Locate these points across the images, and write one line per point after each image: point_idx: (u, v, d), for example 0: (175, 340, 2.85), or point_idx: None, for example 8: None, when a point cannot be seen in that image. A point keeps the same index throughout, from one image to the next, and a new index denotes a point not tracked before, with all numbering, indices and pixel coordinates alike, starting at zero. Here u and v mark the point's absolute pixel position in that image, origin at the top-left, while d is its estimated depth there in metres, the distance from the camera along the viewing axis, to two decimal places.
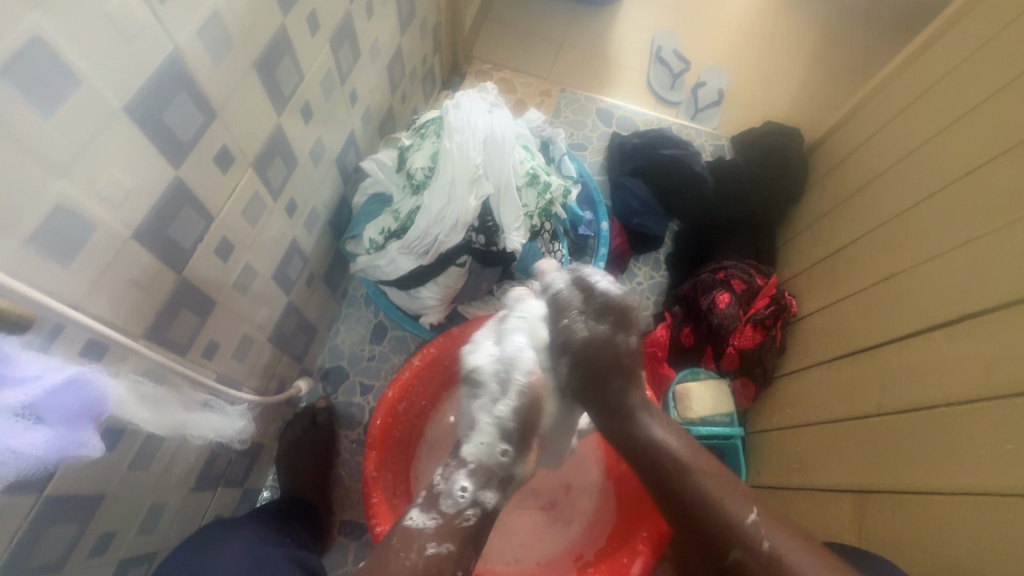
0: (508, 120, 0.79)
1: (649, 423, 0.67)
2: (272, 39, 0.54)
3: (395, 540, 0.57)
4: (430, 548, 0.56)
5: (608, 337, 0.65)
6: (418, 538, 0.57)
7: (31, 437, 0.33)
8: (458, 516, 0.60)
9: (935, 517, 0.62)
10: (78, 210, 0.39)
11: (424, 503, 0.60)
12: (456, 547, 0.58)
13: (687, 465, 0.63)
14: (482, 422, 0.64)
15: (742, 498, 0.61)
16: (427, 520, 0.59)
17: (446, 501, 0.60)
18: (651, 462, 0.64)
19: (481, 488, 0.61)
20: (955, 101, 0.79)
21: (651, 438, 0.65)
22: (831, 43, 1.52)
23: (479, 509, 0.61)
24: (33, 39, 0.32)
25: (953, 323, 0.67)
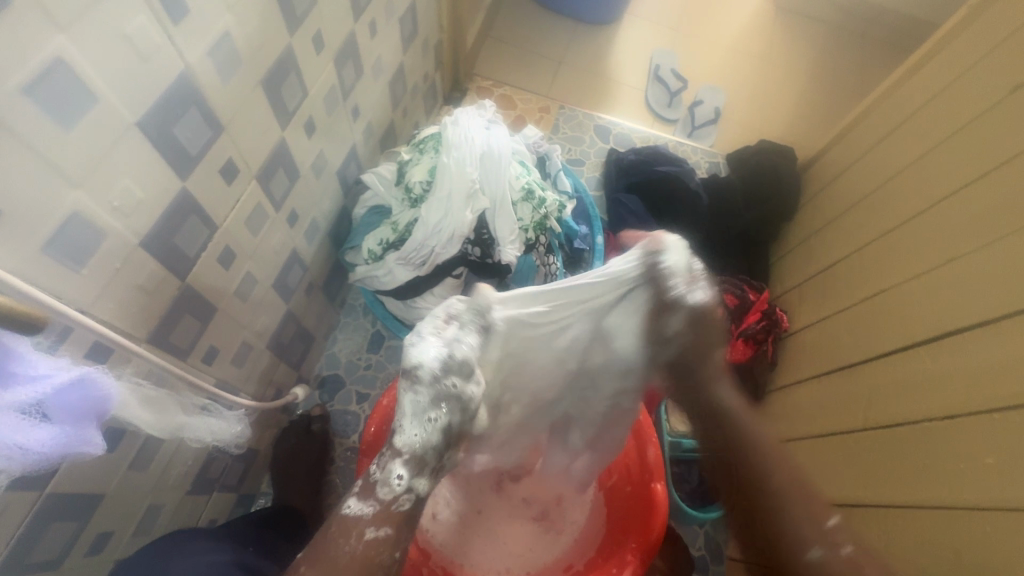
0: (506, 137, 0.81)
1: (721, 385, 0.58)
2: (278, 58, 0.56)
3: (331, 529, 0.47)
4: (370, 534, 0.47)
5: (668, 333, 0.59)
6: (354, 525, 0.47)
7: (38, 435, 0.34)
8: (395, 501, 0.48)
9: (952, 522, 0.59)
10: (90, 219, 0.41)
11: (360, 490, 0.49)
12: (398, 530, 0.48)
13: (766, 450, 0.54)
14: (413, 408, 0.49)
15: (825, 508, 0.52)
16: (364, 507, 0.48)
17: (383, 489, 0.48)
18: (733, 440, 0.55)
19: (417, 476, 0.50)
20: (941, 124, 0.81)
21: (719, 402, 0.57)
22: (824, 65, 1.55)
23: (415, 497, 0.49)
24: (58, 60, 0.34)
25: (936, 339, 0.69)
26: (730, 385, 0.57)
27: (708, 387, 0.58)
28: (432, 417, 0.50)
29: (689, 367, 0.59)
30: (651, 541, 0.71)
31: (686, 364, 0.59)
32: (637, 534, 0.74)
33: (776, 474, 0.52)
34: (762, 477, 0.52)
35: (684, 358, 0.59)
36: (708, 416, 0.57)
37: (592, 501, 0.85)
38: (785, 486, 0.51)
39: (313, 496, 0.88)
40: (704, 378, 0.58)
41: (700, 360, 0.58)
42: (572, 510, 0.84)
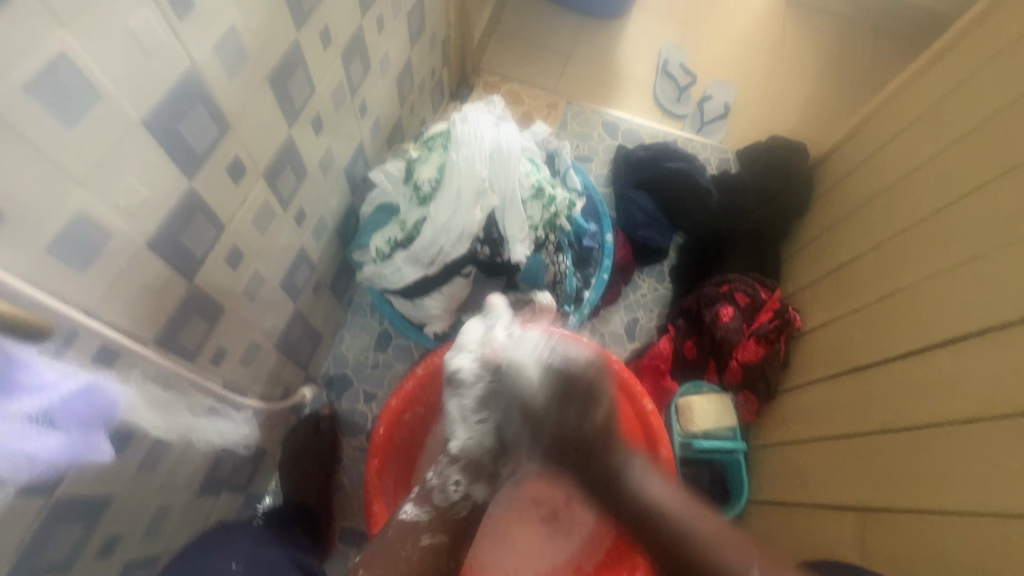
0: (515, 134, 0.80)
1: (632, 466, 0.66)
2: (285, 54, 0.55)
3: (391, 535, 0.61)
4: (425, 540, 0.61)
5: (571, 416, 0.68)
6: (414, 530, 0.62)
7: (45, 442, 0.34)
8: (451, 508, 0.65)
9: (931, 543, 0.62)
10: (96, 219, 0.40)
11: (418, 497, 0.65)
12: (449, 537, 0.63)
13: (663, 505, 0.63)
14: (465, 420, 0.68)
15: (716, 524, 0.60)
16: (421, 512, 0.64)
17: (438, 495, 0.65)
18: (643, 513, 0.63)
19: (471, 483, 0.66)
20: (959, 119, 0.80)
21: (638, 494, 0.64)
22: (836, 59, 1.53)
23: (470, 502, 0.66)
24: (61, 56, 0.33)
25: (956, 340, 0.67)
26: (657, 480, 0.65)
27: (601, 469, 0.66)
28: (476, 418, 0.68)
29: (591, 397, 0.68)
30: None
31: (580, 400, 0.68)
32: None
33: (688, 541, 0.59)
34: (702, 555, 0.58)
35: (576, 446, 0.67)
36: (594, 480, 0.67)
37: None
38: (702, 548, 0.58)
39: (321, 495, 0.87)
40: (613, 474, 0.66)
41: (593, 447, 0.67)
42: (581, 511, 0.83)
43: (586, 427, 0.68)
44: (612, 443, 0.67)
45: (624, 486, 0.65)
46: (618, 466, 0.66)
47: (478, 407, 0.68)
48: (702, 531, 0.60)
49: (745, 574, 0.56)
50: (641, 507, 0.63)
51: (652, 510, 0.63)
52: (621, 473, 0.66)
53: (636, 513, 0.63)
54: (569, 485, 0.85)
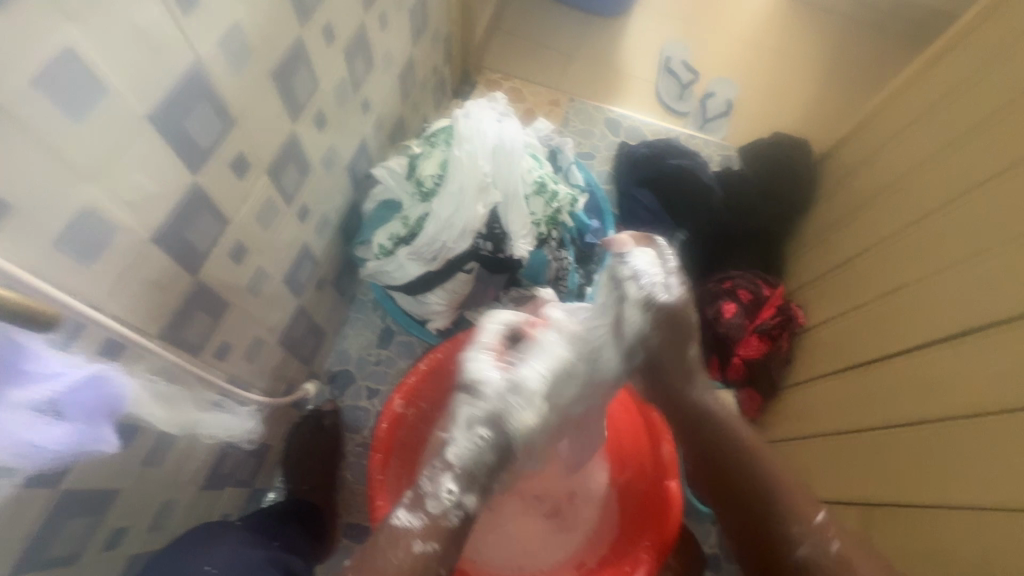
0: (518, 130, 0.80)
1: (697, 397, 0.73)
2: (289, 50, 0.55)
3: (383, 539, 0.60)
4: (417, 547, 0.60)
5: (665, 358, 0.72)
6: (406, 537, 0.60)
7: (52, 432, 0.35)
8: (444, 515, 0.62)
9: (940, 540, 0.62)
10: (102, 214, 0.40)
11: (411, 502, 0.63)
12: (441, 546, 0.61)
13: (761, 448, 0.70)
14: (471, 427, 0.64)
15: (780, 465, 0.69)
16: (414, 519, 0.61)
17: (432, 502, 0.62)
18: (738, 457, 0.69)
19: (465, 493, 0.63)
20: (963, 114, 0.79)
21: (739, 439, 0.70)
22: (838, 55, 1.52)
23: (462, 512, 0.63)
24: (68, 52, 0.33)
25: (960, 336, 0.67)
26: (713, 397, 0.74)
27: (690, 399, 0.73)
28: (477, 431, 0.63)
29: (684, 337, 0.71)
30: (666, 538, 0.71)
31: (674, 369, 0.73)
32: (652, 531, 0.73)
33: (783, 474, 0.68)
34: (763, 484, 0.67)
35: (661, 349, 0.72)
36: (667, 392, 0.74)
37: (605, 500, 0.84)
38: (789, 500, 0.65)
39: (325, 494, 0.87)
40: (680, 380, 0.74)
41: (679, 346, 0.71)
42: (584, 509, 0.84)
43: (688, 355, 0.72)
44: (677, 364, 0.73)
45: (693, 401, 0.73)
46: (691, 370, 0.73)
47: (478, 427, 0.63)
48: (773, 469, 0.68)
49: (816, 525, 0.63)
50: (710, 425, 0.72)
51: (719, 441, 0.70)
52: (681, 383, 0.74)
53: (706, 438, 0.71)
54: (574, 483, 0.84)
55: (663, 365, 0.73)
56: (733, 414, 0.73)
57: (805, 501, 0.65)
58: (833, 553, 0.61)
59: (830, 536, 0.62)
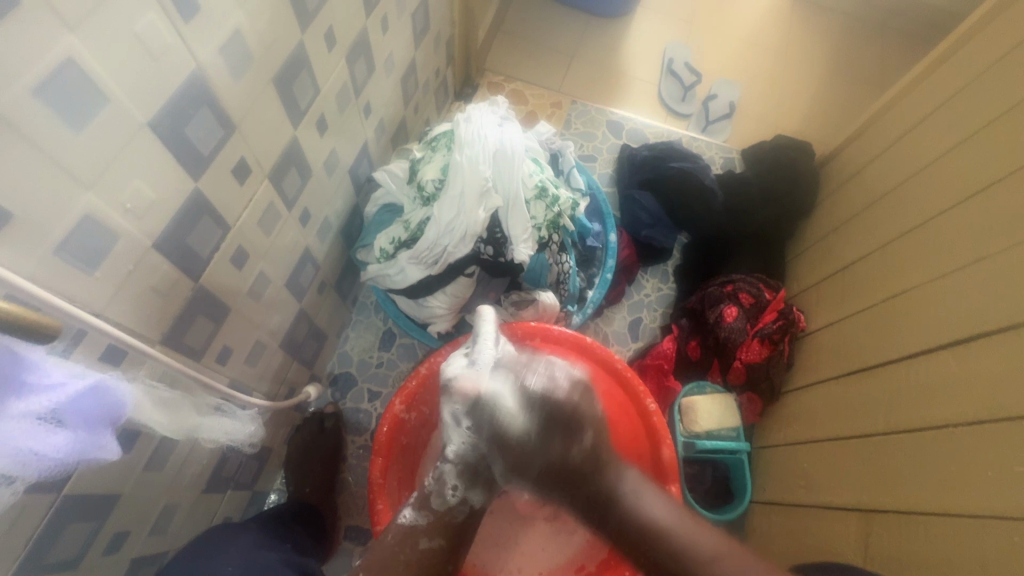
0: (518, 134, 0.80)
1: (626, 477, 0.65)
2: (290, 55, 0.56)
3: (389, 535, 0.63)
4: (423, 544, 0.62)
5: (556, 446, 0.65)
6: (412, 534, 0.62)
7: (53, 441, 0.34)
8: (448, 512, 0.64)
9: (939, 539, 0.61)
10: (102, 220, 0.40)
11: (416, 501, 0.64)
12: (446, 541, 0.63)
13: (665, 526, 0.61)
14: (459, 424, 0.64)
15: (716, 535, 0.60)
16: (419, 517, 0.64)
17: (436, 501, 0.64)
18: (637, 532, 0.61)
19: (470, 489, 0.65)
20: (967, 119, 0.79)
21: (637, 514, 0.62)
22: (842, 56, 1.52)
23: (468, 507, 0.65)
24: (67, 60, 0.33)
25: (964, 342, 0.67)
26: (655, 495, 0.64)
27: (603, 495, 0.63)
28: (463, 426, 0.64)
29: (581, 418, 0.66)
30: None
31: (566, 430, 0.65)
32: None
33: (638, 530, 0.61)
34: (679, 552, 0.59)
35: (572, 476, 0.64)
36: (573, 484, 0.65)
37: None
38: (709, 558, 0.58)
39: (325, 494, 0.88)
40: (608, 494, 0.64)
41: (587, 474, 0.64)
42: None
43: (574, 456, 0.65)
44: (606, 467, 0.65)
45: (619, 509, 0.63)
46: (620, 491, 0.64)
47: (475, 431, 0.64)
48: (702, 544, 0.59)
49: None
50: (639, 528, 0.61)
51: (649, 530, 0.61)
52: (612, 497, 0.63)
53: (635, 537, 0.61)
54: None
55: (581, 471, 0.64)
56: (676, 511, 0.62)
57: (736, 559, 0.58)
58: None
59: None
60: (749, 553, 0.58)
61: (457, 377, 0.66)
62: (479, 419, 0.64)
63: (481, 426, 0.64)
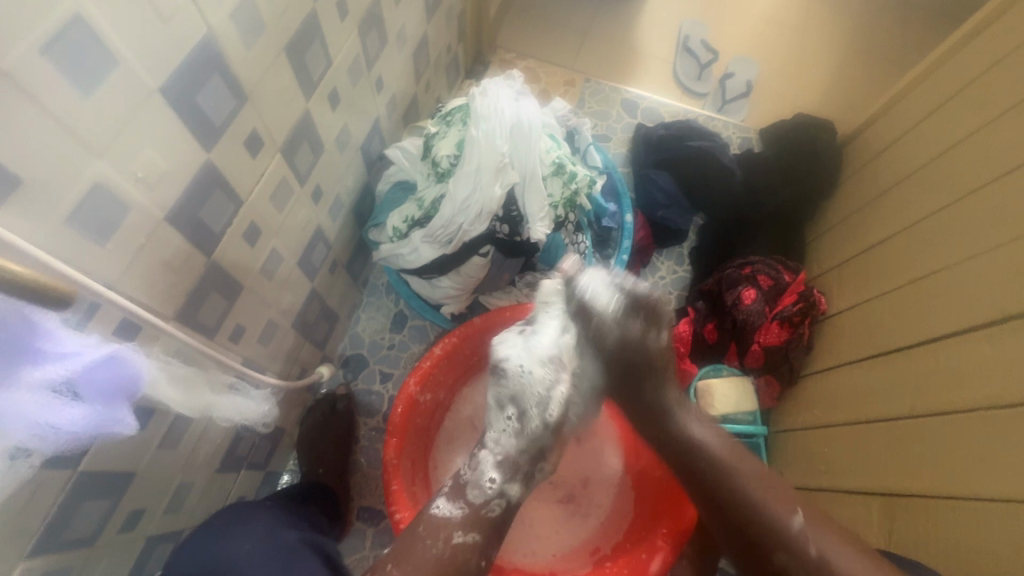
0: (535, 108, 0.77)
1: (674, 395, 0.68)
2: (302, 23, 0.53)
3: (421, 528, 0.59)
4: (457, 537, 0.59)
5: (634, 328, 0.67)
6: (446, 527, 0.59)
7: (70, 413, 0.34)
8: (485, 505, 0.62)
9: (971, 526, 0.60)
10: (114, 190, 0.39)
11: (452, 492, 0.63)
12: (482, 536, 0.60)
13: (708, 447, 0.63)
14: (502, 413, 0.66)
15: (760, 465, 0.62)
16: (454, 508, 0.61)
17: (474, 491, 0.62)
18: (683, 450, 0.65)
19: (508, 481, 0.64)
20: (1001, 91, 0.75)
21: (682, 435, 0.66)
22: (864, 32, 1.47)
23: (504, 501, 0.63)
24: (75, 19, 0.32)
25: (997, 323, 0.64)
26: (701, 424, 0.66)
27: (657, 392, 0.68)
28: (506, 415, 0.65)
29: (651, 368, 0.67)
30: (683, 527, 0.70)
31: (647, 365, 0.67)
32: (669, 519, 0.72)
33: (681, 442, 0.66)
34: (728, 478, 0.61)
35: (635, 370, 0.68)
36: (646, 411, 0.69)
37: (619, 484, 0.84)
38: (743, 478, 0.60)
39: (339, 475, 0.87)
40: (661, 411, 0.67)
41: (646, 375, 0.68)
42: (598, 493, 0.84)
43: (650, 344, 0.67)
44: (667, 386, 0.68)
45: (672, 424, 0.66)
46: (672, 405, 0.68)
47: (511, 418, 0.65)
48: (745, 474, 0.61)
49: (795, 530, 0.56)
50: (688, 443, 0.65)
51: (691, 450, 0.64)
52: (669, 415, 0.67)
53: (677, 451, 0.65)
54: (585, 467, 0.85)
55: (649, 361, 0.67)
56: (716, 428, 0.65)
57: (783, 498, 0.59)
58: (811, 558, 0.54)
59: (808, 541, 0.55)
60: (792, 503, 0.58)
61: (505, 365, 0.65)
62: (518, 410, 0.65)
63: (520, 419, 0.65)
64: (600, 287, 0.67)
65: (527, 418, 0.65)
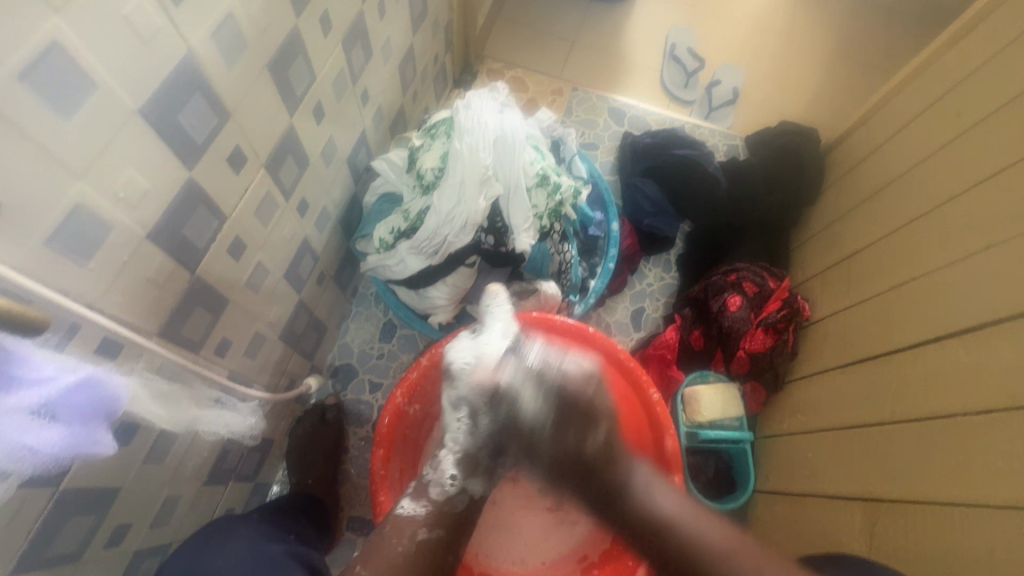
0: (519, 121, 0.78)
1: (637, 475, 0.61)
2: (285, 40, 0.54)
3: (387, 527, 0.60)
4: (421, 534, 0.60)
5: (570, 439, 0.63)
6: (410, 525, 0.60)
7: (46, 435, 0.34)
8: (446, 501, 0.63)
9: (948, 531, 0.61)
10: (95, 211, 0.39)
11: (415, 491, 0.64)
12: (444, 530, 0.61)
13: (675, 519, 0.56)
14: (456, 419, 0.66)
15: (727, 528, 0.56)
16: (417, 508, 0.62)
17: (435, 489, 0.64)
18: (648, 528, 0.57)
19: (469, 478, 0.65)
20: (977, 102, 0.77)
21: (643, 510, 0.58)
22: (847, 40, 1.49)
23: (466, 496, 0.65)
24: (53, 44, 0.32)
25: (973, 329, 0.66)
26: (668, 493, 0.59)
27: (607, 488, 0.60)
28: (460, 418, 0.66)
29: (591, 418, 0.63)
30: (666, 534, 0.70)
31: (580, 420, 0.63)
32: (653, 525, 0.72)
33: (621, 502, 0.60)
34: (691, 545, 0.54)
35: (576, 467, 0.62)
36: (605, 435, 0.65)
37: None
38: (714, 556, 0.53)
39: (328, 486, 0.88)
40: (616, 489, 0.60)
41: (592, 467, 0.61)
42: None
43: (586, 449, 0.62)
44: (613, 462, 0.61)
45: (630, 503, 0.59)
46: (622, 482, 0.60)
47: (465, 418, 0.66)
48: (712, 540, 0.54)
49: None
50: (647, 520, 0.58)
51: (659, 527, 0.57)
52: (619, 484, 0.60)
53: (645, 527, 0.57)
54: None
55: (592, 464, 0.61)
56: (684, 500, 0.58)
57: (752, 565, 0.52)
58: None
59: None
60: (758, 548, 0.53)
61: (458, 368, 0.69)
62: (473, 426, 0.65)
63: (472, 422, 0.66)
64: (520, 379, 0.65)
65: (480, 417, 0.65)
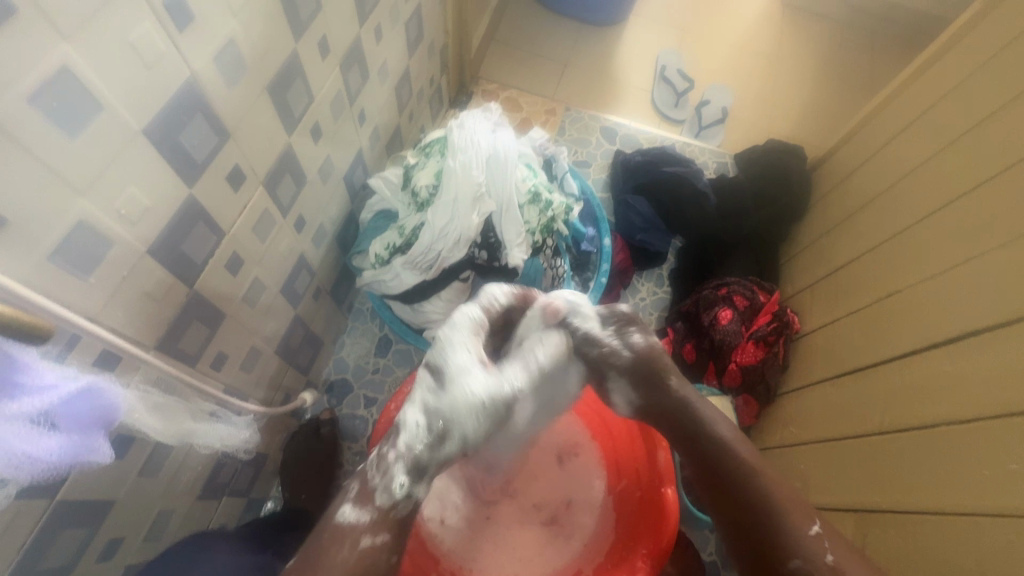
0: (512, 139, 0.81)
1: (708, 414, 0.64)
2: (285, 63, 0.56)
3: (326, 538, 0.53)
4: (365, 542, 0.52)
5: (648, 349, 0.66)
6: (352, 534, 0.52)
7: (46, 444, 0.35)
8: (393, 508, 0.55)
9: (946, 543, 0.60)
10: (97, 227, 0.41)
11: (358, 496, 0.55)
12: (393, 537, 0.54)
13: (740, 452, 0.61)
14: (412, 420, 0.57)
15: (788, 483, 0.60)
16: (360, 515, 0.54)
17: (381, 495, 0.55)
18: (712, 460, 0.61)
19: (417, 482, 0.56)
20: (955, 121, 0.80)
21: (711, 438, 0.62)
22: (830, 61, 1.54)
23: (414, 501, 0.56)
24: (63, 70, 0.34)
25: (955, 341, 0.67)
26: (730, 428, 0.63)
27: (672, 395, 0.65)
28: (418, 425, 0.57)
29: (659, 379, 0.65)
30: (661, 546, 0.70)
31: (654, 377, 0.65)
32: (648, 538, 0.72)
33: (722, 459, 0.60)
34: (755, 485, 0.58)
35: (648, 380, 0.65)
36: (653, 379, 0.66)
37: (602, 506, 0.84)
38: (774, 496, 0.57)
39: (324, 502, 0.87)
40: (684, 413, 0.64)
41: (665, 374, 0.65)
42: (581, 515, 0.84)
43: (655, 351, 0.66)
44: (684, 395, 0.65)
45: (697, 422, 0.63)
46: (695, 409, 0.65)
47: (424, 429, 0.56)
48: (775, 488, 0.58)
49: (806, 535, 0.55)
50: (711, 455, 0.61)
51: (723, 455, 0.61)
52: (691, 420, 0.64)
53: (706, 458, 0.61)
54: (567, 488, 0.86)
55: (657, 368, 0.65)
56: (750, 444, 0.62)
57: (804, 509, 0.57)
58: (827, 563, 0.53)
59: (824, 549, 0.54)
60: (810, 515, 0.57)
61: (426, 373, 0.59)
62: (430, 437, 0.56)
63: (435, 423, 0.56)
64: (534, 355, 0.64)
65: (439, 425, 0.56)
